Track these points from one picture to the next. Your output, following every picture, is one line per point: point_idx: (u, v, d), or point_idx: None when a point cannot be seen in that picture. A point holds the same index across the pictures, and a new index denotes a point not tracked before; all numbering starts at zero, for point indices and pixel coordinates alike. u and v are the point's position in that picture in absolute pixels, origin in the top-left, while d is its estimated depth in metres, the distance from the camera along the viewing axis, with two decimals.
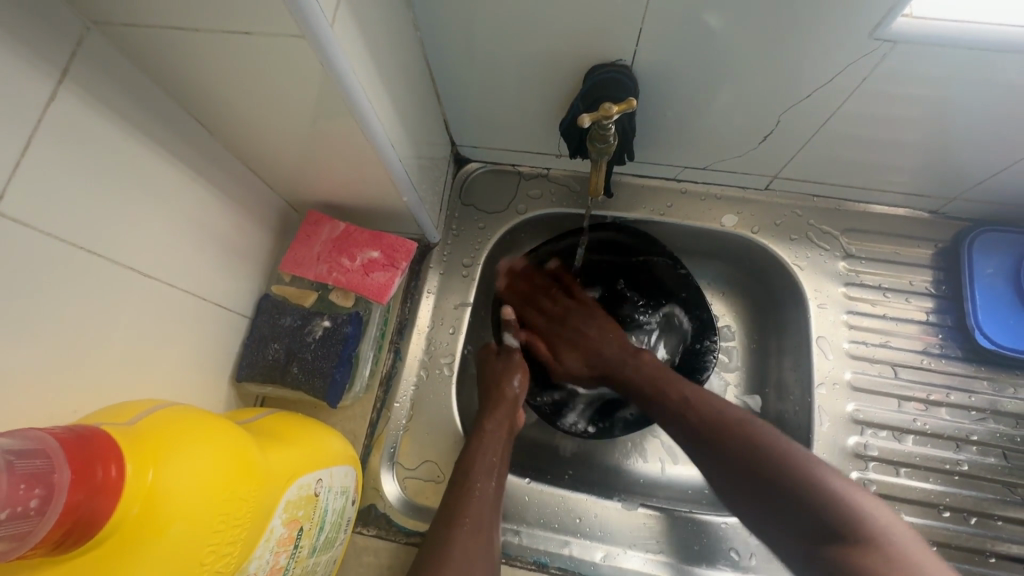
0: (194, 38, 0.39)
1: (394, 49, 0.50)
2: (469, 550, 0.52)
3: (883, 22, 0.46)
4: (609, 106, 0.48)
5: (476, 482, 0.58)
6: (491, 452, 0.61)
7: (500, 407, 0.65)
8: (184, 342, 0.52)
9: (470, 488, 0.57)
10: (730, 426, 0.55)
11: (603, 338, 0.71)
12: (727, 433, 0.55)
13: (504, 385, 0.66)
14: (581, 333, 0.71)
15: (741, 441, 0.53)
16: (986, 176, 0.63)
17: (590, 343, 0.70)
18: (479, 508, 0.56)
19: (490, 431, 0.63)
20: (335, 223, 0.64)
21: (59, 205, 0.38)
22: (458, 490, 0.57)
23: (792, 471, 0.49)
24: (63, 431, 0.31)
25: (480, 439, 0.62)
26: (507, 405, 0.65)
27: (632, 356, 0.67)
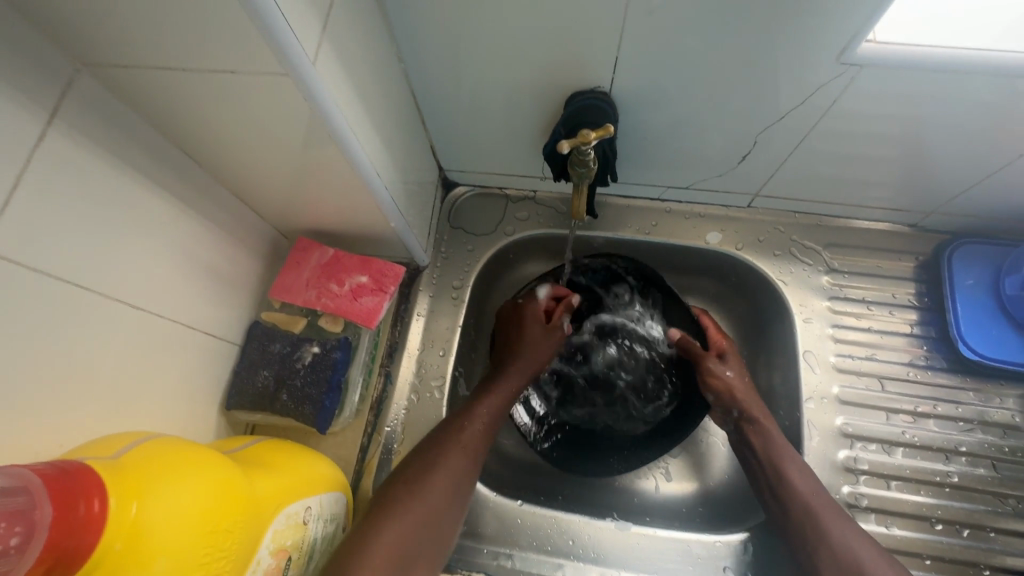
0: (181, 77, 0.40)
1: (378, 82, 0.52)
2: (452, 472, 0.54)
3: (849, 48, 0.48)
4: (587, 133, 0.50)
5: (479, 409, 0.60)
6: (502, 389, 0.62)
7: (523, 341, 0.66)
8: (173, 372, 0.52)
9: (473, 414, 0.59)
10: (818, 517, 0.55)
11: (738, 377, 0.68)
12: (834, 533, 0.54)
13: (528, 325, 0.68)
14: (729, 362, 0.68)
15: (838, 537, 0.53)
16: (961, 190, 0.64)
17: (730, 363, 0.68)
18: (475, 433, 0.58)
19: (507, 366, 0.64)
20: (325, 249, 0.65)
21: (46, 241, 0.38)
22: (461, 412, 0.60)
23: (822, 531, 0.54)
24: (46, 468, 0.31)
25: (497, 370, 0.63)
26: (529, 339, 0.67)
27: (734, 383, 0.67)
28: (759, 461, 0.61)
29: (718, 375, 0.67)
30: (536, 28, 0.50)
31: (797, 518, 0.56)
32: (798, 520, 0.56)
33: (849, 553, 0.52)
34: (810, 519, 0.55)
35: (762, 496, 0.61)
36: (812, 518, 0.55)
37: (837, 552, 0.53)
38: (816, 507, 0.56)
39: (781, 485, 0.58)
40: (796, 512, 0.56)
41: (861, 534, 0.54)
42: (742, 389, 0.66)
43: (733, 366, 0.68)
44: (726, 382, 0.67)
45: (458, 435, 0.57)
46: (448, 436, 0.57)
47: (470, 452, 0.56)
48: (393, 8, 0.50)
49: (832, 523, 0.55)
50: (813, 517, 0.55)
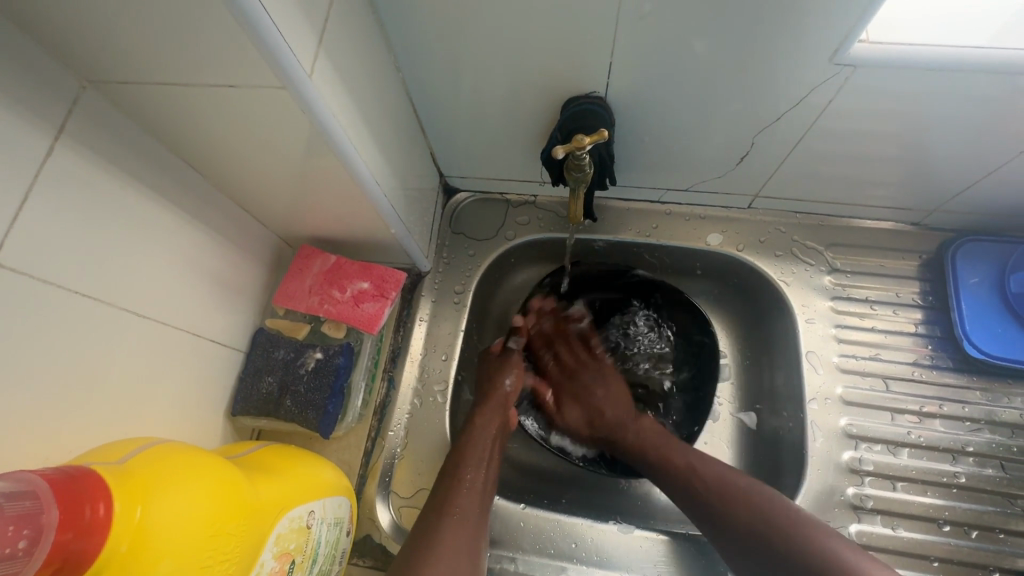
0: (183, 92, 0.41)
1: (376, 91, 0.52)
2: (461, 549, 0.52)
3: (841, 48, 0.48)
4: (581, 138, 0.50)
5: (463, 475, 0.58)
6: (482, 449, 0.61)
7: (492, 409, 0.65)
8: (179, 378, 0.53)
9: (460, 482, 0.57)
10: (732, 492, 0.55)
11: (608, 400, 0.70)
12: (740, 511, 0.53)
13: (497, 384, 0.68)
14: (586, 389, 0.71)
15: (752, 510, 0.53)
16: (964, 187, 0.64)
17: (593, 402, 0.70)
18: (471, 505, 0.56)
19: (481, 427, 0.63)
20: (327, 256, 0.66)
21: (53, 253, 0.39)
22: (449, 482, 0.57)
23: (730, 505, 0.54)
24: (54, 473, 0.32)
25: (470, 436, 0.62)
26: (498, 402, 0.66)
27: (632, 421, 0.67)
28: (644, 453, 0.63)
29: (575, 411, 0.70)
30: (531, 35, 0.51)
31: (704, 502, 0.56)
32: (711, 503, 0.55)
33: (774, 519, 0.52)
34: (719, 499, 0.55)
35: (665, 488, 0.60)
36: (720, 500, 0.55)
37: (747, 528, 0.52)
38: (721, 487, 0.56)
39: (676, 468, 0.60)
40: (710, 501, 0.55)
41: (768, 498, 0.54)
42: (618, 410, 0.68)
43: (595, 391, 0.71)
44: (637, 436, 0.65)
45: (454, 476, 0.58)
46: (450, 489, 0.56)
47: (471, 489, 0.57)
48: (390, 18, 0.51)
49: (737, 496, 0.55)
50: (723, 494, 0.55)
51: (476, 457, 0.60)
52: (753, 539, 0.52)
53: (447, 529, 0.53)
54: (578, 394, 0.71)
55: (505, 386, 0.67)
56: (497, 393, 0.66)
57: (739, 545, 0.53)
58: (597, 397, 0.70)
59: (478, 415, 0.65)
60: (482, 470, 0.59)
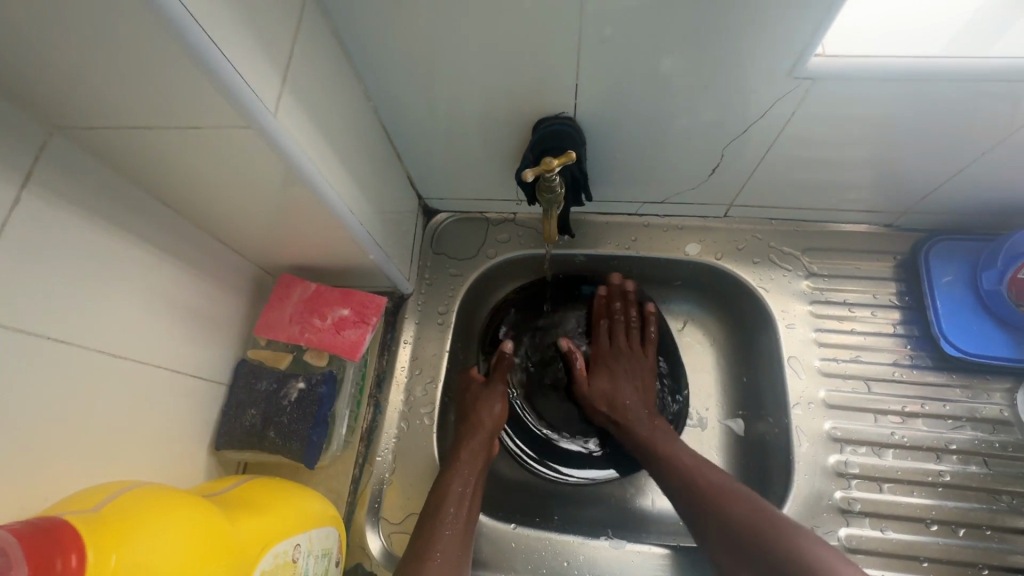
0: (152, 134, 0.41)
1: (347, 122, 0.53)
2: None
3: (799, 62, 0.49)
4: (550, 161, 0.51)
5: (444, 518, 0.57)
6: (463, 487, 0.60)
7: (480, 436, 0.66)
8: (160, 416, 0.52)
9: (441, 522, 0.56)
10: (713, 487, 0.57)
11: (632, 389, 0.71)
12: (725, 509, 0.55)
13: (481, 412, 0.68)
14: (620, 370, 0.72)
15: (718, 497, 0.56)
16: (932, 188, 0.65)
17: (616, 387, 0.71)
18: (450, 540, 0.56)
19: (463, 463, 0.62)
20: (307, 284, 0.66)
21: (24, 300, 0.39)
22: (429, 525, 0.56)
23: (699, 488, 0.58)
24: (22, 526, 0.32)
25: (450, 474, 0.61)
26: (484, 432, 0.66)
27: (647, 418, 0.68)
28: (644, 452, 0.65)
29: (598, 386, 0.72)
30: (497, 60, 0.52)
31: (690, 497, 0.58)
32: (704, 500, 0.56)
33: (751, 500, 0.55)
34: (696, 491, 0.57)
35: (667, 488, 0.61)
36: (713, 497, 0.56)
37: (732, 527, 0.53)
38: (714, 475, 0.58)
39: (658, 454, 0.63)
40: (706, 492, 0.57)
41: (746, 501, 0.54)
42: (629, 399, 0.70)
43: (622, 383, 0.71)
44: (648, 432, 0.66)
45: (438, 513, 0.57)
46: (432, 527, 0.56)
47: (452, 532, 0.56)
48: (357, 50, 0.52)
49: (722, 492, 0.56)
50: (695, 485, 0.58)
51: (456, 493, 0.59)
52: (740, 537, 0.52)
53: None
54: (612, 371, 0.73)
55: (489, 414, 0.67)
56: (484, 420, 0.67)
57: (727, 548, 0.53)
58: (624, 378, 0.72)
59: (461, 450, 0.64)
60: (461, 509, 0.58)
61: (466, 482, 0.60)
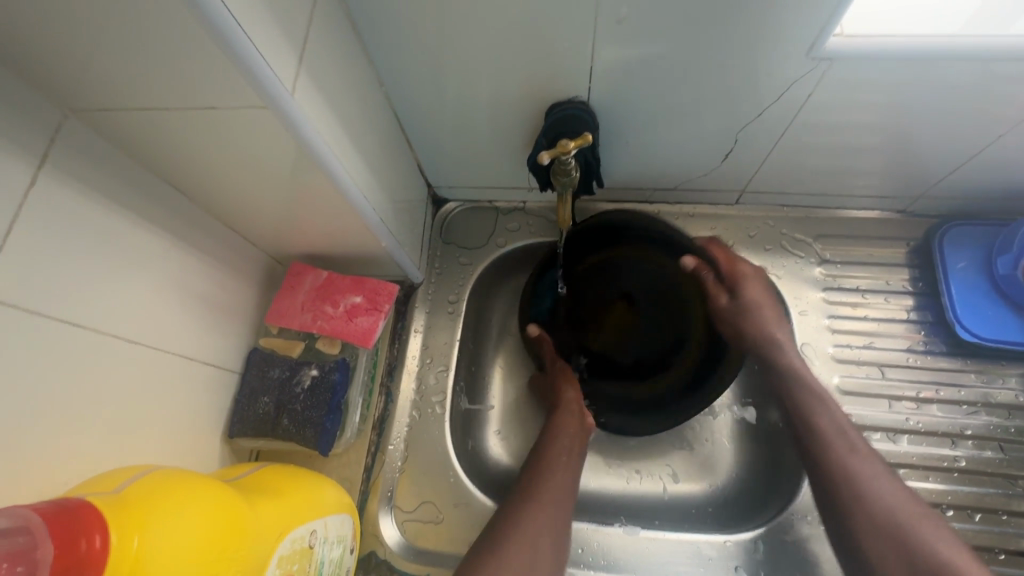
0: (166, 117, 0.41)
1: (359, 106, 0.53)
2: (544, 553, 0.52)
3: (818, 42, 0.48)
4: (565, 144, 0.50)
5: (552, 482, 0.58)
6: (563, 454, 0.61)
7: (569, 413, 0.65)
8: (175, 403, 0.52)
9: (547, 485, 0.57)
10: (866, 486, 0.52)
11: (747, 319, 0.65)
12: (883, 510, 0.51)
13: (563, 386, 0.68)
14: (733, 314, 0.66)
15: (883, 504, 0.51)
16: (947, 172, 0.65)
17: (738, 326, 0.66)
18: (557, 512, 0.56)
19: (560, 431, 0.63)
20: (318, 272, 0.66)
21: (41, 283, 0.39)
22: (538, 486, 0.58)
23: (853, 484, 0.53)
24: (46, 505, 0.32)
25: (551, 441, 0.62)
26: (570, 406, 0.66)
27: (776, 356, 0.63)
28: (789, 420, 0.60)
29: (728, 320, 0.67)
30: (510, 44, 0.51)
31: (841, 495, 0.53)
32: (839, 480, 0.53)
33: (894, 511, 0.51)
34: (853, 495, 0.52)
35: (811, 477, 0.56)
36: (849, 482, 0.53)
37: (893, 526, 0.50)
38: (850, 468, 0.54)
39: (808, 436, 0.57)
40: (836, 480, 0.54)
41: (898, 498, 0.51)
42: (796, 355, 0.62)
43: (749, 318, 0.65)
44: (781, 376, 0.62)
45: (551, 476, 0.58)
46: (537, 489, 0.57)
47: (561, 498, 0.57)
48: (369, 33, 0.52)
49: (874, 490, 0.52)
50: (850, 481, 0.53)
51: (563, 465, 0.60)
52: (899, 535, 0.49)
53: (531, 534, 0.53)
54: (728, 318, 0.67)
55: (572, 390, 0.68)
56: (566, 399, 0.67)
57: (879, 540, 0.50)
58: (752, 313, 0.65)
59: (560, 418, 0.65)
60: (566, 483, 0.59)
61: (566, 448, 0.62)
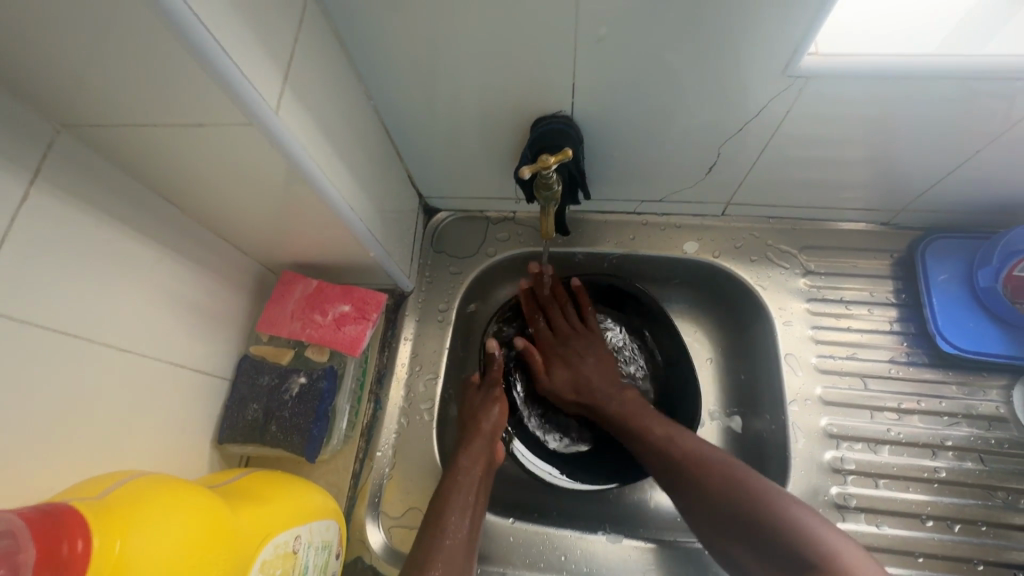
0: (156, 132, 0.42)
1: (347, 120, 0.54)
2: None
3: (793, 60, 0.49)
4: (547, 158, 0.52)
5: (446, 524, 0.57)
6: (468, 490, 0.60)
7: (478, 445, 0.65)
8: (164, 409, 0.53)
9: (444, 526, 0.57)
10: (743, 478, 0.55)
11: (596, 369, 0.72)
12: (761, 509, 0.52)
13: (481, 420, 0.67)
14: (577, 356, 0.73)
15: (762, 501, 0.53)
16: (928, 186, 0.66)
17: (582, 370, 0.72)
18: (451, 554, 0.55)
19: (464, 466, 0.62)
20: (308, 281, 0.67)
21: (33, 292, 0.40)
22: (432, 528, 0.57)
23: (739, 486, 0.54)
24: (30, 510, 0.33)
25: (455, 477, 0.61)
26: (484, 438, 0.66)
27: (616, 392, 0.69)
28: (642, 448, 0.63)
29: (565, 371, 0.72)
30: (494, 61, 0.53)
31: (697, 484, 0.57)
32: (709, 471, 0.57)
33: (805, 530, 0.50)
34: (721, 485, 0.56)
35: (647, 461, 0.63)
36: (731, 480, 0.55)
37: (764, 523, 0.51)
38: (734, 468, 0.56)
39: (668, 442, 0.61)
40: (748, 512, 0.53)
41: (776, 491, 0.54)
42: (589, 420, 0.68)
43: (583, 361, 0.73)
44: (620, 405, 0.68)
45: (446, 514, 0.58)
46: (438, 525, 0.57)
47: (454, 539, 0.56)
48: (357, 50, 0.53)
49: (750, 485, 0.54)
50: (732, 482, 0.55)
51: (463, 504, 0.59)
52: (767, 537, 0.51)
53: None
54: (567, 359, 0.73)
55: (489, 422, 0.67)
56: (480, 428, 0.66)
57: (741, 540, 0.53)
58: (583, 361, 0.72)
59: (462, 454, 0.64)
60: (463, 524, 0.58)
61: (470, 484, 0.61)
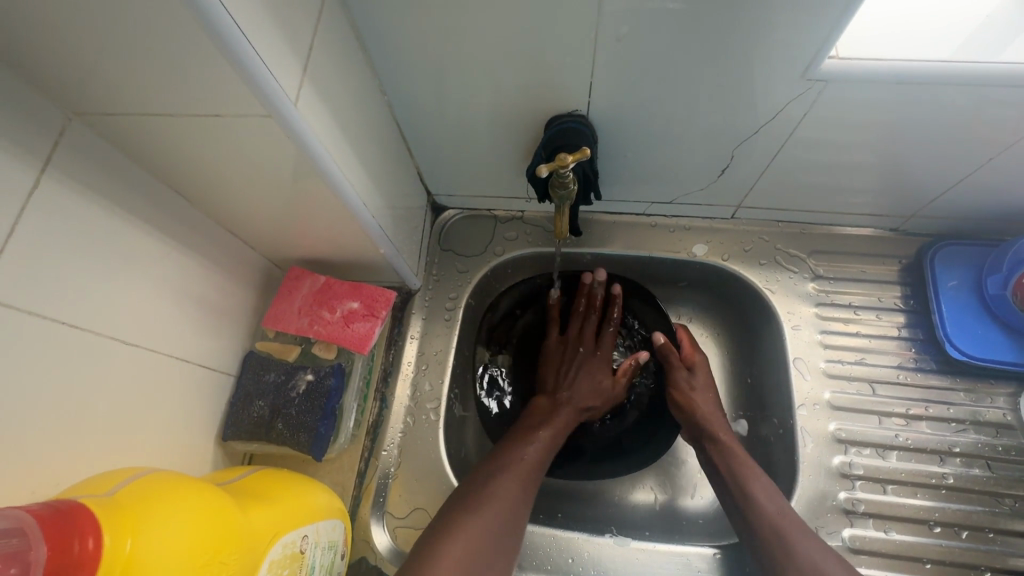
0: (170, 122, 0.42)
1: (361, 114, 0.53)
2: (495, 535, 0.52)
3: (813, 64, 0.49)
4: (564, 157, 0.51)
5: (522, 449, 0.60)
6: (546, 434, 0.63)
7: (556, 415, 0.65)
8: (170, 406, 0.52)
9: (517, 456, 0.59)
10: (763, 490, 0.58)
11: (706, 398, 0.69)
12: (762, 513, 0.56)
13: (586, 377, 0.70)
14: (694, 385, 0.70)
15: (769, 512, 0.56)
16: (940, 192, 0.66)
17: (693, 396, 0.69)
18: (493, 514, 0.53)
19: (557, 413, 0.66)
20: (316, 277, 0.66)
21: (41, 283, 0.40)
22: (508, 460, 0.59)
23: (750, 495, 0.58)
24: (39, 508, 0.32)
25: (536, 417, 0.65)
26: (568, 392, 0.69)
27: (726, 432, 0.66)
28: (722, 478, 0.61)
29: (683, 390, 0.70)
30: (511, 58, 0.52)
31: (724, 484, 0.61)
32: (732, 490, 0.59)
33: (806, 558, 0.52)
34: (738, 488, 0.59)
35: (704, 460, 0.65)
36: (742, 488, 0.59)
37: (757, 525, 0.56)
38: (748, 483, 0.59)
39: (716, 445, 0.64)
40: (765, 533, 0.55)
41: (778, 502, 0.57)
42: (710, 407, 0.68)
43: (693, 393, 0.69)
44: (722, 451, 0.63)
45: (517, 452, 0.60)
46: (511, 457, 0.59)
47: (525, 471, 0.58)
48: (373, 44, 0.52)
49: (760, 499, 0.57)
50: (742, 491, 0.58)
51: (542, 442, 0.62)
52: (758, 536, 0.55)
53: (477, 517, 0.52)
54: (693, 385, 0.70)
55: (600, 380, 0.70)
56: (562, 398, 0.67)
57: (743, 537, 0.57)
58: (702, 391, 0.69)
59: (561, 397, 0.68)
60: (516, 491, 0.56)
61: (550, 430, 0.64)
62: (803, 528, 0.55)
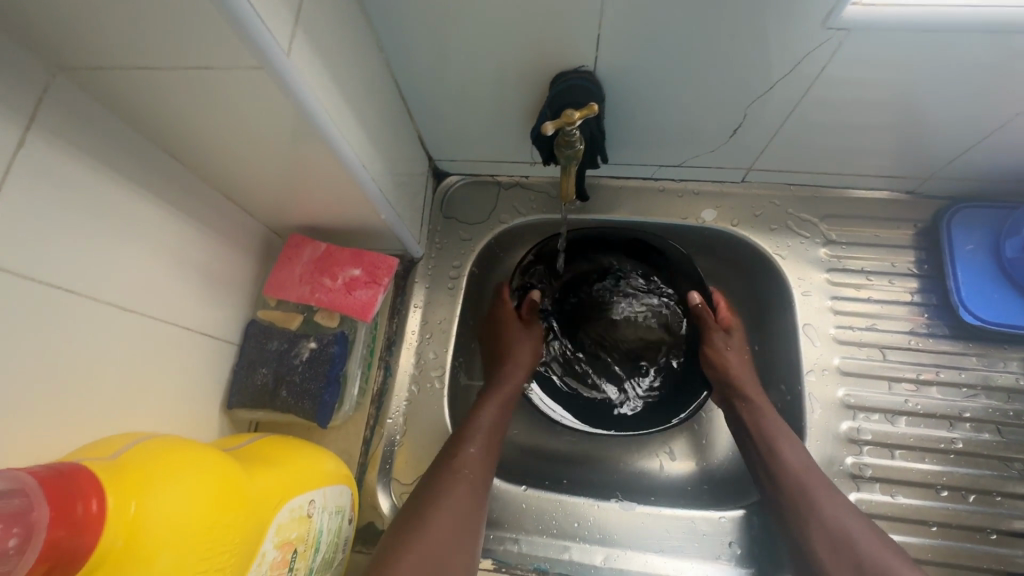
0: (157, 77, 0.40)
1: (357, 70, 0.51)
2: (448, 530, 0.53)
3: (834, 12, 0.46)
4: (570, 113, 0.49)
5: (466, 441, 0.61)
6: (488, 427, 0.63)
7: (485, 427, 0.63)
8: (172, 374, 0.52)
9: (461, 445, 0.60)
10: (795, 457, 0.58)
11: (740, 359, 0.69)
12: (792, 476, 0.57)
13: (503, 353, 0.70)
14: (730, 345, 0.70)
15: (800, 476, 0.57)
16: (959, 152, 0.63)
17: (728, 357, 0.69)
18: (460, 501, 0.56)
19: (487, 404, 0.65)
20: (316, 244, 0.65)
21: (31, 248, 0.38)
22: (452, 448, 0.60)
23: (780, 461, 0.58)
24: (41, 470, 0.32)
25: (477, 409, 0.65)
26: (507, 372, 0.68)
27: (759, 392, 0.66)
28: (749, 434, 0.62)
29: (718, 349, 0.69)
30: (513, 9, 0.49)
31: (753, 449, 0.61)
32: (760, 449, 0.60)
33: (832, 522, 0.54)
34: (767, 452, 0.60)
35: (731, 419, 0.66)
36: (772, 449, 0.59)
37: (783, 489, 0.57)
38: (779, 444, 0.59)
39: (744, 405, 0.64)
40: (793, 492, 0.56)
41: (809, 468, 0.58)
42: (743, 366, 0.68)
43: (727, 352, 0.69)
44: (759, 413, 0.63)
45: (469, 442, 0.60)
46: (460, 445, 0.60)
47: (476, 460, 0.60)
48: None
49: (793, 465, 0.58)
50: (773, 455, 0.59)
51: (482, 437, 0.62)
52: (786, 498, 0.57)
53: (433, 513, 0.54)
54: (729, 345, 0.70)
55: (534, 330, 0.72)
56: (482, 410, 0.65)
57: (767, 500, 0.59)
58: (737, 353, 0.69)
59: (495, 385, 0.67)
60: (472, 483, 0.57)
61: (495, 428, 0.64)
62: (828, 486, 0.57)
